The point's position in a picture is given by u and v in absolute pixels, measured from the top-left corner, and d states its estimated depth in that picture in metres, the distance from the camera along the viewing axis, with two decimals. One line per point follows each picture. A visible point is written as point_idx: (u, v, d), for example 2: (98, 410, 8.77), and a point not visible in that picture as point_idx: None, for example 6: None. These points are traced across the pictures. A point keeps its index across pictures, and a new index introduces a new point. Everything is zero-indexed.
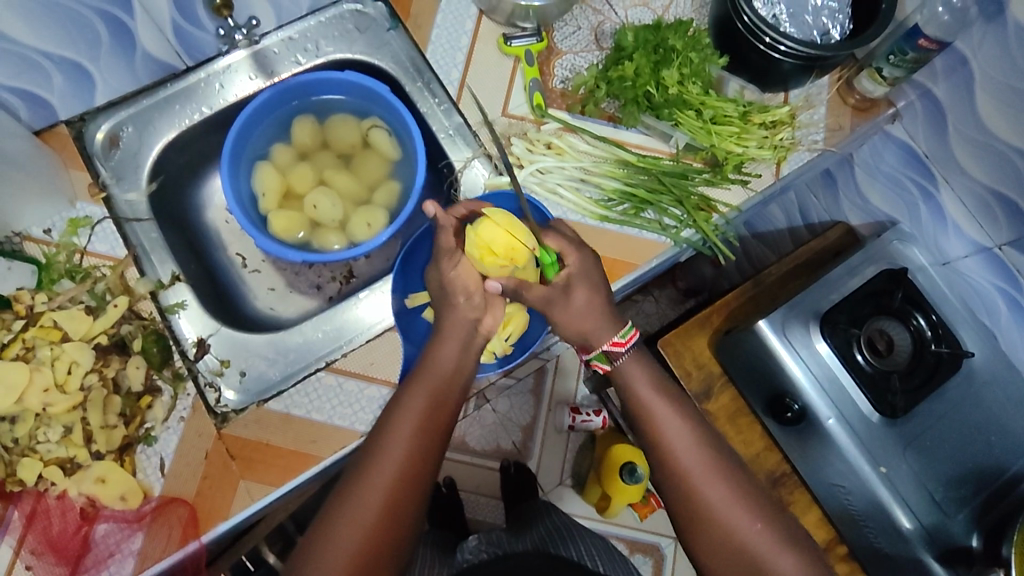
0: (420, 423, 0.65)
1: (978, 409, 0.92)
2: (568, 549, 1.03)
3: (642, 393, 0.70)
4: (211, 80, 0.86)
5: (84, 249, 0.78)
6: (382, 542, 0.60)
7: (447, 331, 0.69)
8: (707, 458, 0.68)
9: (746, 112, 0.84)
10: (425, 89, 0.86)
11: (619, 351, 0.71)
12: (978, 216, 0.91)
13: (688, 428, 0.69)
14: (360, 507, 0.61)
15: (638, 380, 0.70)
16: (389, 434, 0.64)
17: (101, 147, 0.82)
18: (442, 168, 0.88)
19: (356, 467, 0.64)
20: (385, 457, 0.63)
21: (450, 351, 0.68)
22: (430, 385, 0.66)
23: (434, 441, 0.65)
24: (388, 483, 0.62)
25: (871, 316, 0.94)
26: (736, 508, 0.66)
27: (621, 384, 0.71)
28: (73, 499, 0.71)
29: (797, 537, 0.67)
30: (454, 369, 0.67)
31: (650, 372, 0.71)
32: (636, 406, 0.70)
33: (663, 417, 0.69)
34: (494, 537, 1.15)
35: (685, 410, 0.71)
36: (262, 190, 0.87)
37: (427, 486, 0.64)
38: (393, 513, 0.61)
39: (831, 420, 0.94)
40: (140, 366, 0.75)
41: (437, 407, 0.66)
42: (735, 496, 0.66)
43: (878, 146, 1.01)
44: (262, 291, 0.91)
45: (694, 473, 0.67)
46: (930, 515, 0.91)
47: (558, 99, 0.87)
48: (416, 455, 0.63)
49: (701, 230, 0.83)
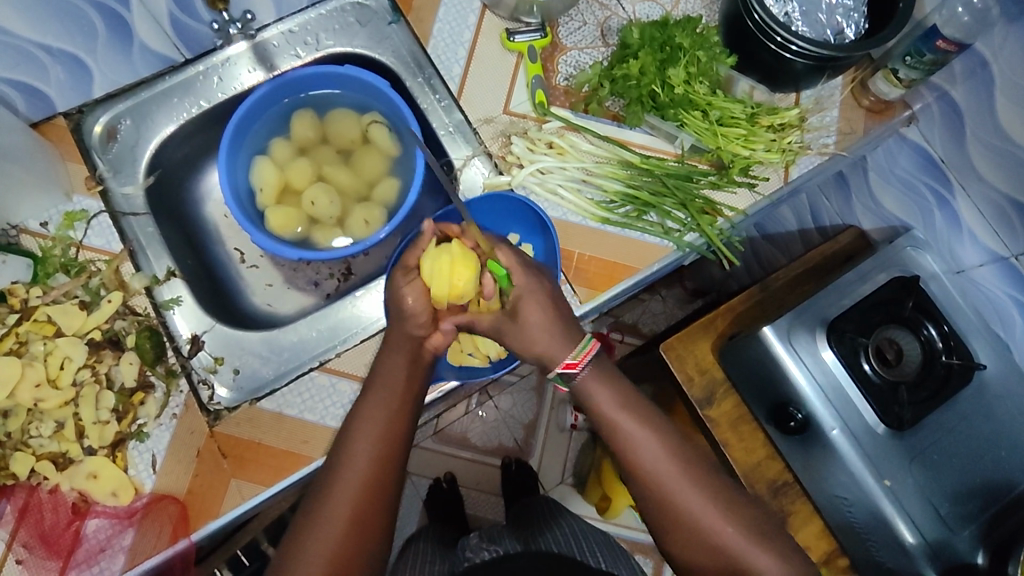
0: (383, 430, 0.65)
1: (989, 423, 0.90)
2: (567, 545, 1.01)
3: (606, 408, 0.67)
4: (209, 73, 0.85)
5: (80, 243, 0.77)
6: (357, 549, 0.61)
7: (393, 347, 0.70)
8: (678, 460, 0.67)
9: (754, 114, 0.82)
10: (425, 85, 0.85)
11: (573, 372, 0.67)
12: (998, 228, 0.88)
13: (654, 435, 0.67)
14: (327, 518, 0.61)
15: (601, 395, 0.68)
16: (350, 446, 0.64)
17: (99, 140, 0.82)
18: (441, 166, 0.85)
19: (323, 479, 0.64)
20: (350, 468, 0.63)
21: (402, 363, 0.69)
22: (387, 396, 0.67)
23: (397, 450, 0.65)
24: (354, 494, 0.62)
25: (881, 324, 0.91)
26: (709, 508, 0.66)
27: (583, 397, 0.69)
28: (65, 494, 0.72)
29: (769, 533, 0.67)
30: (405, 381, 0.68)
31: (613, 383, 0.69)
32: (601, 419, 0.68)
33: (631, 429, 0.67)
34: (494, 534, 1.15)
35: (652, 416, 0.69)
36: (260, 185, 0.86)
37: (393, 493, 0.64)
38: (364, 521, 0.62)
39: (835, 431, 0.92)
40: (133, 362, 0.74)
41: (398, 417, 0.66)
42: (707, 497, 0.66)
43: (894, 149, 0.95)
44: (260, 287, 0.90)
45: (664, 479, 0.66)
46: (934, 531, 0.89)
47: (561, 97, 0.85)
48: (380, 466, 0.64)
49: (705, 234, 0.80)
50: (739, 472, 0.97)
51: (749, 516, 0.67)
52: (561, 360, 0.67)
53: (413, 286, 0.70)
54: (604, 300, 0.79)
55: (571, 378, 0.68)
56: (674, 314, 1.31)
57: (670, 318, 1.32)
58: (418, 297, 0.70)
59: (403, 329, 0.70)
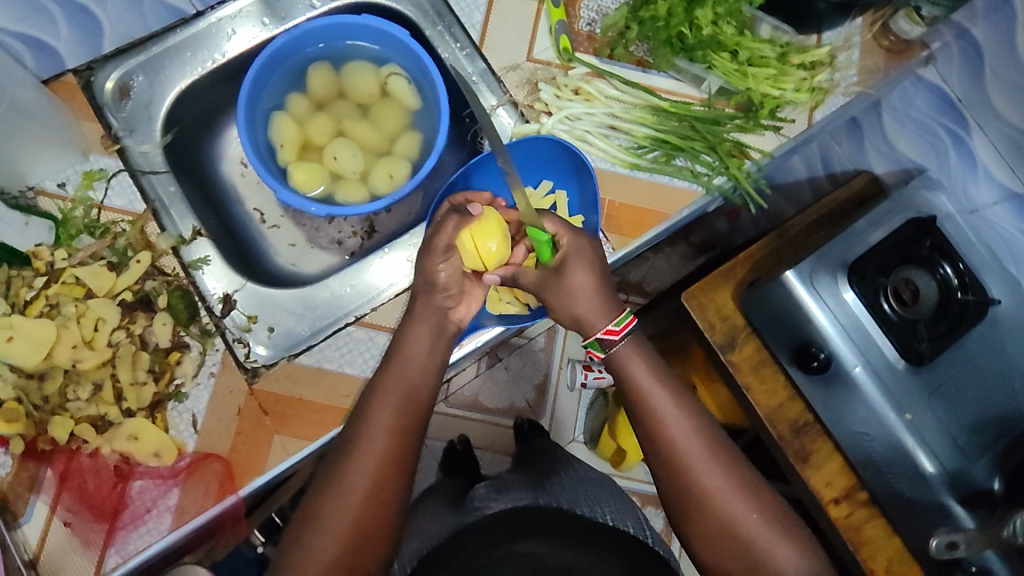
0: (403, 402, 0.67)
1: (1002, 357, 0.93)
2: (574, 499, 0.97)
3: (642, 381, 0.68)
4: (222, 26, 0.82)
5: (101, 203, 0.75)
6: (373, 519, 0.63)
7: (419, 315, 0.73)
8: (706, 448, 0.67)
9: (784, 53, 0.81)
10: (445, 34, 0.83)
11: (612, 339, 0.69)
12: (1012, 160, 0.95)
13: (684, 416, 0.68)
14: (346, 487, 0.63)
15: (636, 368, 0.68)
16: (369, 417, 0.66)
17: (111, 97, 0.79)
18: (466, 118, 0.87)
19: (340, 448, 0.66)
20: (367, 441, 0.65)
21: (426, 334, 0.72)
22: (407, 368, 0.69)
23: (415, 421, 0.68)
24: (372, 467, 0.64)
25: (898, 264, 0.93)
26: (733, 496, 0.66)
27: (616, 369, 0.69)
28: (106, 457, 0.71)
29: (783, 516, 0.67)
30: (428, 351, 0.71)
31: (649, 360, 0.69)
32: (635, 396, 0.68)
33: (661, 408, 0.67)
34: (501, 483, 1.05)
35: (684, 399, 0.69)
36: (280, 141, 0.84)
37: (411, 463, 0.67)
38: (380, 493, 0.64)
39: (856, 368, 0.94)
40: (166, 323, 0.73)
41: (417, 387, 0.69)
42: (733, 482, 0.66)
43: (910, 92, 0.94)
44: (283, 248, 0.89)
45: (689, 458, 0.66)
46: (952, 460, 0.93)
47: (585, 42, 0.84)
48: (399, 432, 0.66)
49: (733, 177, 0.79)
50: (762, 414, 0.99)
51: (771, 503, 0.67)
52: (601, 327, 0.69)
53: (449, 262, 0.73)
54: (636, 247, 0.79)
55: (608, 346, 0.69)
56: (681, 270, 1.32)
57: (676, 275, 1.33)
58: (451, 272, 0.73)
59: (430, 301, 0.73)
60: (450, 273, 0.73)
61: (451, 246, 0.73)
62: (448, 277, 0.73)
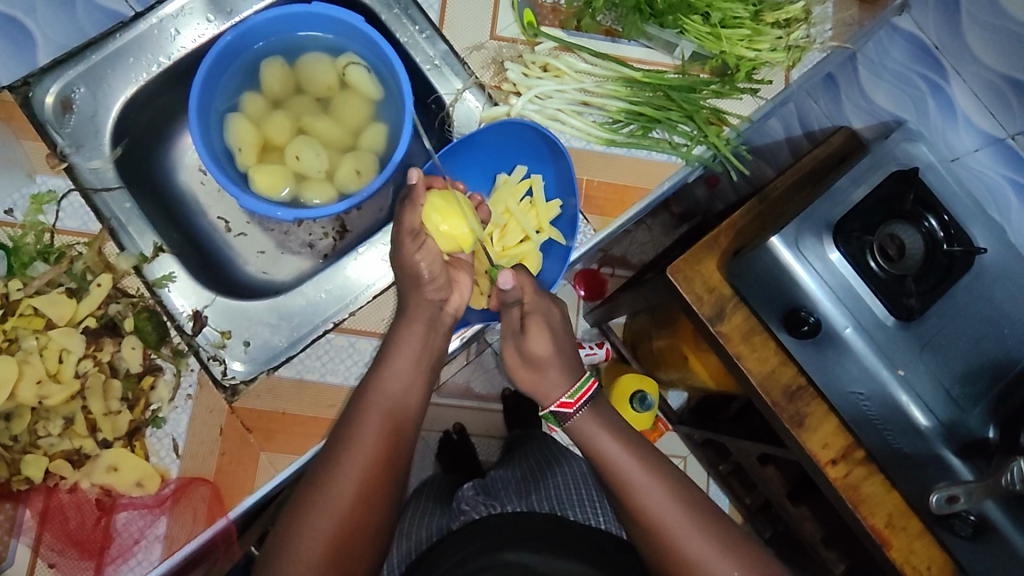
0: (394, 400, 0.66)
1: (990, 305, 0.93)
2: (564, 500, 0.96)
3: (607, 448, 0.69)
4: (164, 26, 0.77)
5: (53, 227, 0.70)
6: (359, 525, 0.62)
7: (412, 314, 0.70)
8: (683, 513, 0.67)
9: (757, 11, 0.80)
10: (403, 16, 0.79)
11: (568, 411, 0.69)
12: (991, 105, 0.91)
13: (658, 482, 0.68)
14: (333, 492, 0.62)
15: (599, 436, 0.69)
16: (359, 419, 0.65)
17: (53, 112, 0.74)
18: (431, 104, 0.81)
19: (329, 450, 0.65)
20: (357, 443, 0.64)
21: (419, 331, 0.69)
22: (400, 364, 0.68)
23: (404, 424, 0.67)
24: (361, 471, 0.63)
25: (883, 221, 0.91)
26: (715, 556, 0.66)
27: (585, 444, 0.69)
28: (86, 491, 0.68)
29: (764, 559, 0.70)
30: (423, 346, 0.69)
31: (617, 435, 0.70)
32: (606, 469, 0.69)
33: (630, 474, 0.68)
34: (492, 482, 1.04)
35: (655, 464, 0.70)
36: (237, 144, 0.80)
37: (400, 468, 0.66)
38: (368, 498, 0.63)
39: (847, 329, 0.92)
40: (135, 347, 0.69)
41: (409, 386, 0.68)
42: (712, 542, 0.67)
43: (884, 42, 0.95)
44: (252, 255, 0.86)
45: (668, 523, 0.66)
46: (948, 412, 0.92)
47: (549, 15, 0.81)
48: (390, 436, 0.65)
49: (713, 145, 0.77)
50: (756, 382, 0.97)
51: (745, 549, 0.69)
52: (556, 399, 0.70)
53: (424, 250, 0.70)
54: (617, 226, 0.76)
55: (565, 418, 0.70)
56: (663, 242, 1.30)
57: (659, 246, 1.31)
58: (431, 262, 0.70)
59: (422, 295, 0.70)
60: (429, 262, 0.70)
61: (416, 231, 0.70)
62: (430, 268, 0.70)
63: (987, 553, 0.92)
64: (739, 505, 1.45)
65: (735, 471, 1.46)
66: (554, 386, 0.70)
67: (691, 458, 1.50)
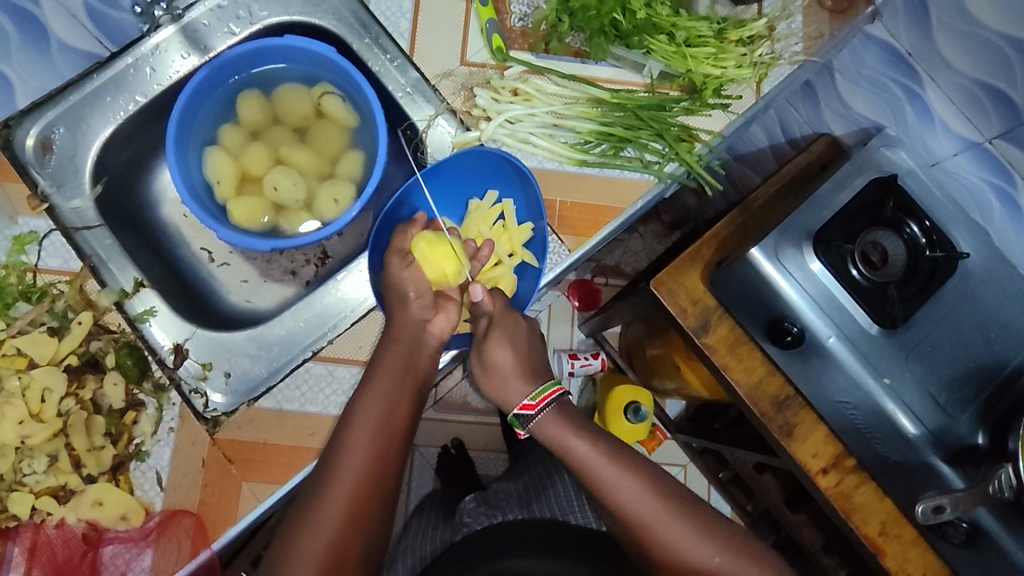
0: (383, 419, 0.66)
1: (976, 309, 0.92)
2: (566, 507, 0.96)
3: (570, 442, 0.69)
4: (140, 65, 0.78)
5: (36, 266, 0.72)
6: (350, 546, 0.62)
7: (398, 332, 0.70)
8: (654, 500, 0.68)
9: (721, 29, 0.80)
10: (374, 45, 0.80)
11: (529, 413, 0.70)
12: (968, 111, 0.90)
13: (628, 473, 0.69)
14: (323, 512, 0.62)
15: (562, 432, 0.70)
16: (348, 437, 0.65)
17: (34, 154, 0.75)
18: (405, 132, 0.81)
19: (318, 471, 0.65)
20: (346, 462, 0.64)
21: (403, 352, 0.70)
22: (385, 382, 0.68)
23: (392, 443, 0.66)
24: (351, 490, 0.63)
25: (864, 229, 0.90)
26: (692, 542, 0.68)
27: (552, 443, 0.70)
28: (72, 526, 0.69)
29: (752, 547, 0.71)
30: (409, 363, 0.69)
31: (583, 433, 0.70)
32: (575, 465, 0.69)
33: (598, 468, 0.68)
34: (492, 494, 1.05)
35: (622, 453, 0.71)
36: (216, 177, 0.81)
37: (390, 486, 0.66)
38: (358, 518, 0.63)
39: (831, 338, 0.91)
40: (118, 382, 0.72)
41: (394, 405, 0.67)
42: (688, 527, 0.68)
43: (859, 50, 0.95)
44: (235, 285, 0.87)
45: (645, 515, 0.68)
46: (935, 419, 0.92)
47: (519, 39, 0.82)
48: (379, 455, 0.65)
49: (685, 162, 0.77)
50: (743, 393, 0.97)
51: (730, 538, 0.70)
52: (518, 402, 0.71)
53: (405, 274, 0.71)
54: (590, 246, 0.77)
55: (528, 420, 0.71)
56: (654, 250, 1.29)
57: (651, 255, 1.30)
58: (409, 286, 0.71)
59: (398, 321, 0.71)
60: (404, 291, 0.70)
61: (406, 252, 0.73)
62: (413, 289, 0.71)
63: (979, 561, 0.91)
64: (740, 512, 1.44)
65: (736, 477, 1.45)
66: (514, 397, 0.71)
67: (691, 466, 1.49)
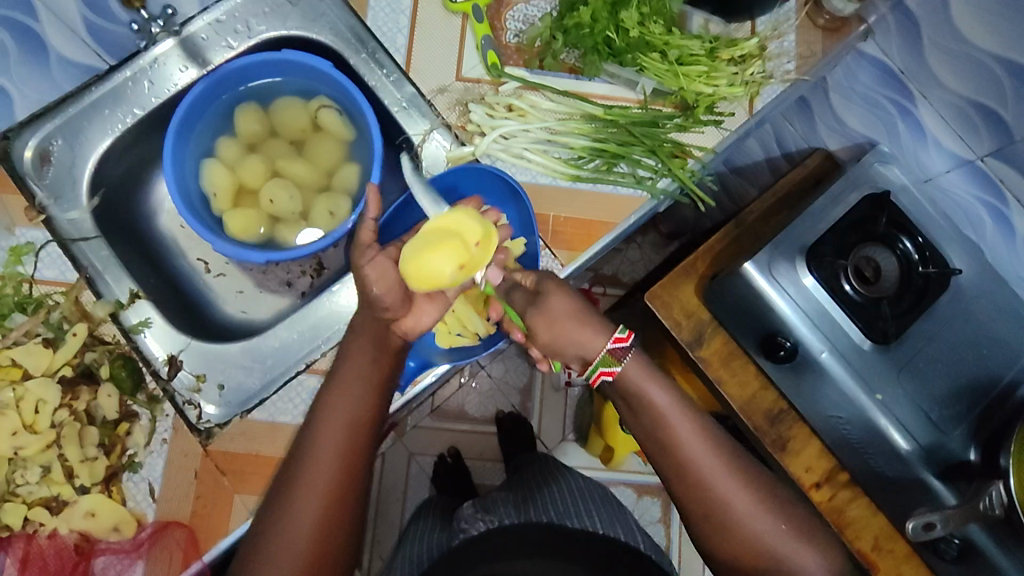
0: (352, 415, 0.65)
1: (969, 324, 0.92)
2: (563, 512, 0.92)
3: (653, 393, 0.67)
4: (139, 78, 0.79)
5: (32, 277, 0.73)
6: (328, 539, 0.62)
7: (360, 330, 0.68)
8: (723, 463, 0.67)
9: (712, 48, 0.80)
10: (371, 61, 0.81)
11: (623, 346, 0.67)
12: (960, 129, 0.90)
13: (703, 433, 0.68)
14: (298, 511, 0.62)
15: (643, 381, 0.68)
16: (319, 436, 0.64)
17: (32, 165, 0.75)
18: (400, 144, 0.83)
19: (289, 469, 0.64)
20: (317, 460, 0.63)
21: (370, 346, 0.67)
22: (352, 379, 0.66)
23: (365, 438, 0.66)
24: (325, 488, 0.62)
25: (857, 244, 0.90)
26: (758, 511, 0.66)
27: (633, 395, 0.68)
28: (65, 537, 0.69)
29: (814, 532, 0.68)
30: (374, 360, 0.67)
31: (664, 386, 0.68)
32: (655, 418, 0.67)
33: (676, 422, 0.67)
34: (491, 501, 1.02)
35: (696, 413, 0.69)
36: (213, 189, 0.82)
37: (364, 478, 0.65)
38: (334, 512, 0.63)
39: (823, 353, 0.92)
40: (112, 394, 0.72)
41: (365, 404, 0.66)
42: (753, 495, 0.67)
43: (852, 67, 0.95)
44: (231, 295, 0.87)
45: (713, 475, 0.66)
46: (926, 435, 0.92)
47: (514, 55, 0.83)
48: (351, 448, 0.64)
49: (677, 178, 0.78)
50: (736, 408, 0.98)
51: (789, 509, 0.69)
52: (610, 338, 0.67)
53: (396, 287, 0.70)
54: (583, 261, 0.77)
55: (620, 357, 0.67)
56: None
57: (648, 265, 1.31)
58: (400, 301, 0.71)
59: (386, 327, 0.68)
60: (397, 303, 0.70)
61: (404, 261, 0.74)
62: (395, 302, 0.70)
63: None
64: None
65: None
66: None
67: None
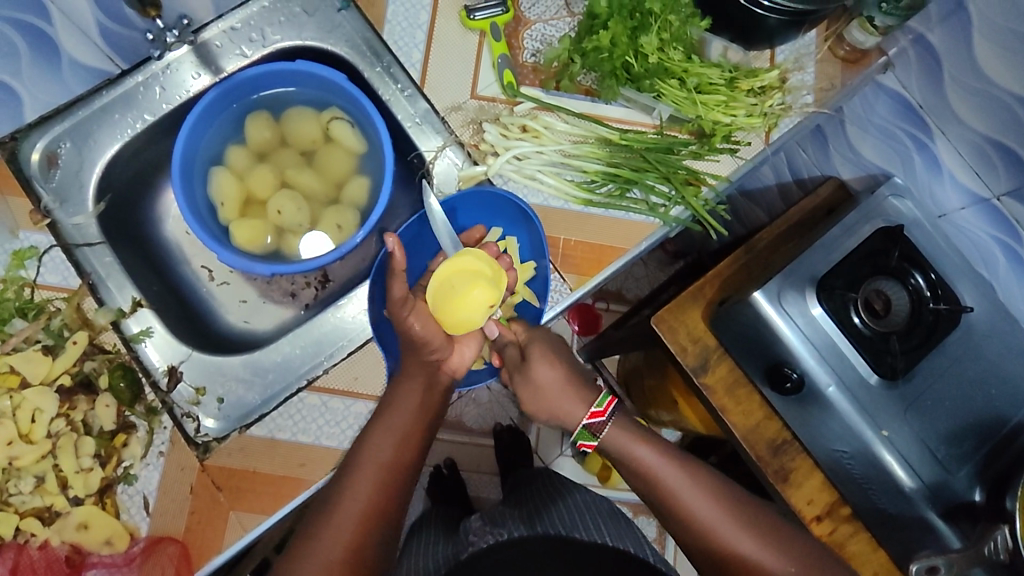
0: (388, 454, 0.65)
1: (979, 363, 0.91)
2: (573, 524, 0.91)
3: (640, 451, 0.69)
4: (150, 83, 0.78)
5: (34, 282, 0.72)
6: None
7: (409, 371, 0.69)
8: (735, 517, 0.67)
9: (732, 78, 0.79)
10: (385, 74, 0.80)
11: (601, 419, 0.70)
12: (977, 165, 0.91)
13: (703, 487, 0.69)
14: (324, 548, 0.60)
15: (627, 441, 0.70)
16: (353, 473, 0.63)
17: (39, 167, 0.75)
18: (411, 160, 0.82)
19: (319, 507, 0.63)
20: (348, 498, 0.62)
21: (417, 390, 0.68)
22: (392, 420, 0.66)
23: (398, 479, 0.65)
24: (354, 525, 0.61)
25: (869, 276, 0.89)
26: (782, 563, 0.66)
27: (621, 456, 0.70)
28: (56, 548, 0.68)
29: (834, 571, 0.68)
30: (419, 404, 0.68)
31: (651, 443, 0.70)
32: (644, 477, 0.69)
33: (668, 479, 0.68)
34: (496, 513, 1.02)
35: (700, 471, 0.70)
36: (220, 199, 0.81)
37: (393, 523, 0.64)
38: (361, 554, 0.61)
39: (830, 387, 0.90)
40: (109, 405, 0.71)
41: (402, 445, 0.66)
42: (776, 548, 0.66)
43: (870, 98, 0.94)
44: (233, 305, 0.87)
45: (719, 527, 0.66)
46: (931, 473, 0.90)
47: (530, 75, 0.82)
48: (384, 489, 0.64)
49: (690, 206, 0.77)
50: (740, 437, 0.96)
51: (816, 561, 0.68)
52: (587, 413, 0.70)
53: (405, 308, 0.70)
54: (593, 285, 0.77)
55: (599, 429, 0.70)
56: None
57: None
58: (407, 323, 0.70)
59: (419, 357, 0.68)
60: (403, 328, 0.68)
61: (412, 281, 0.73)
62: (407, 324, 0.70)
63: None
64: None
65: None
66: None
67: None
